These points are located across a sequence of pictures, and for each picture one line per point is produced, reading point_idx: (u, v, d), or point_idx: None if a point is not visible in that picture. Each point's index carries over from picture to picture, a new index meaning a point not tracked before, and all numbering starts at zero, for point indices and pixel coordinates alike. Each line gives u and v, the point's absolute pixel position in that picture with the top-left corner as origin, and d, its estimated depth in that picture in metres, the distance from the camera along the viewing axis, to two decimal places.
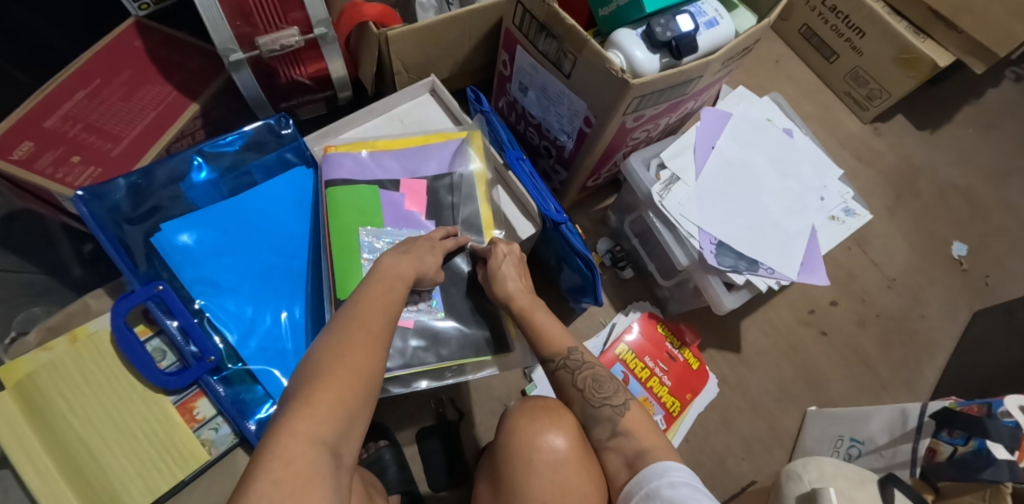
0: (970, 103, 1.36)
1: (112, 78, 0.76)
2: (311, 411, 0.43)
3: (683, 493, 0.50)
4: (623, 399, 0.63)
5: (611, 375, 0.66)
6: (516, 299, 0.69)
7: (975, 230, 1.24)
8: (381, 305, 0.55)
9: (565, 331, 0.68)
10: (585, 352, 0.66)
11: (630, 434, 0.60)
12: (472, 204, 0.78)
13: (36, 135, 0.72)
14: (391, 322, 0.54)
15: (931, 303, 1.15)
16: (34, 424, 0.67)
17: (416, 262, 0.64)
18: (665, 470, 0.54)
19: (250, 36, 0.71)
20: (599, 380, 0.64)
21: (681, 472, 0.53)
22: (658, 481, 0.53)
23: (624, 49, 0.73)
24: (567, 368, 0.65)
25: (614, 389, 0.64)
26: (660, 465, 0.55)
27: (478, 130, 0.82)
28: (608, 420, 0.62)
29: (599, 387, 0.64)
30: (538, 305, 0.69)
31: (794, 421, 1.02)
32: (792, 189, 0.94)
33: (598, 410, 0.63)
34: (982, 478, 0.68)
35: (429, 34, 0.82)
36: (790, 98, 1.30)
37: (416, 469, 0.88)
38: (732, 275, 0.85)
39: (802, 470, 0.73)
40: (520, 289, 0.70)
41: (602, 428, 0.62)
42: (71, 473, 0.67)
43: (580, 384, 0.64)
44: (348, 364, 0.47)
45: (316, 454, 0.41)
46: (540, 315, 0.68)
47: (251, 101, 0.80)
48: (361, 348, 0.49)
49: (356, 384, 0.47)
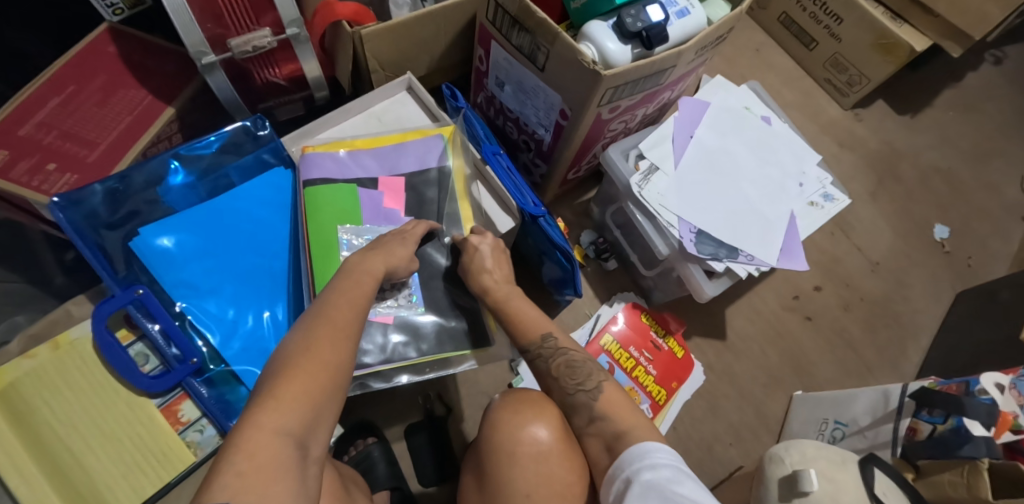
0: (951, 86, 1.37)
1: (87, 84, 0.76)
2: (275, 404, 0.44)
3: (665, 476, 0.49)
4: (596, 383, 0.62)
5: (586, 359, 0.65)
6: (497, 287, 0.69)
7: (957, 212, 1.25)
8: (359, 305, 0.56)
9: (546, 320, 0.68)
10: (559, 339, 0.66)
11: (606, 418, 0.59)
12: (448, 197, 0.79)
13: (10, 143, 0.71)
14: (360, 320, 0.55)
15: (914, 286, 1.17)
16: (20, 432, 0.67)
17: (385, 257, 0.64)
18: (647, 453, 0.52)
19: (223, 38, 0.71)
20: (573, 366, 0.64)
21: (663, 453, 0.52)
22: (638, 465, 0.51)
23: (596, 41, 0.73)
24: (541, 357, 0.65)
25: (588, 374, 0.63)
26: (643, 447, 0.53)
27: (453, 125, 0.83)
28: (584, 406, 0.61)
29: (572, 374, 0.63)
30: (520, 297, 0.69)
31: (780, 406, 1.03)
32: (771, 176, 0.95)
33: (573, 398, 0.62)
34: (961, 454, 0.68)
35: (404, 33, 0.82)
36: (771, 86, 1.30)
37: (405, 465, 0.89)
38: (712, 263, 0.86)
39: (784, 453, 0.75)
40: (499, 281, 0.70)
41: (579, 414, 0.61)
42: (58, 479, 0.67)
43: (555, 372, 0.64)
44: (315, 358, 0.48)
45: (281, 445, 0.41)
46: (521, 304, 0.68)
47: (226, 103, 0.80)
48: (333, 340, 0.50)
49: (322, 377, 0.47)
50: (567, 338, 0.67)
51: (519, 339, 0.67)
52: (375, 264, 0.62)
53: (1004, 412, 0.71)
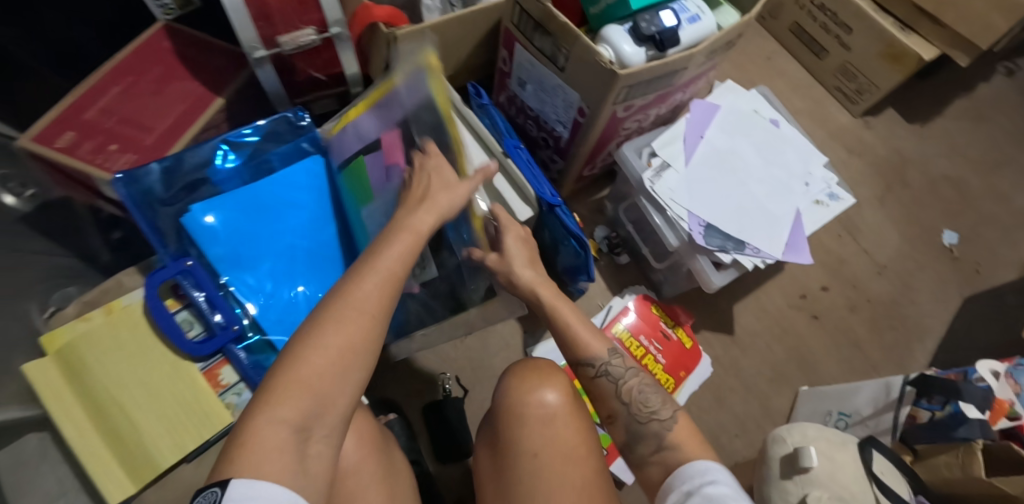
0: (961, 97, 1.41)
1: (143, 75, 0.83)
2: (285, 391, 0.44)
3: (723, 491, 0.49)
4: (670, 412, 0.60)
5: (655, 384, 0.64)
6: (541, 289, 0.70)
7: (966, 219, 1.28)
8: (388, 272, 0.52)
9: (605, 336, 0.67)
10: (627, 357, 0.65)
11: (676, 447, 0.57)
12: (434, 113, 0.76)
13: (76, 126, 0.78)
14: (388, 287, 0.51)
15: (921, 290, 1.20)
16: (75, 386, 0.74)
17: (433, 210, 0.61)
18: (703, 471, 0.52)
19: (272, 36, 0.78)
20: (644, 392, 0.62)
21: (719, 472, 0.51)
22: (698, 480, 0.51)
23: (613, 43, 0.79)
24: (609, 375, 0.63)
25: (660, 401, 0.61)
26: (694, 467, 0.53)
27: (432, 51, 0.71)
28: (653, 435, 0.59)
29: (642, 399, 0.61)
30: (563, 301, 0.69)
31: (786, 400, 1.06)
32: (778, 176, 0.99)
33: (643, 426, 0.60)
34: (957, 435, 0.73)
35: (434, 34, 0.88)
36: (781, 93, 1.35)
37: (424, 441, 0.94)
38: (720, 254, 0.90)
39: (786, 433, 0.77)
40: (545, 283, 0.71)
41: (646, 443, 0.59)
42: (107, 431, 0.73)
43: (625, 396, 0.62)
44: (326, 339, 0.46)
45: (278, 434, 0.42)
46: (565, 311, 0.68)
47: (271, 93, 0.87)
48: (354, 320, 0.48)
49: (329, 358, 0.46)
50: (631, 358, 0.66)
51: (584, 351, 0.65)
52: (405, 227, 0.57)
53: (999, 398, 0.75)
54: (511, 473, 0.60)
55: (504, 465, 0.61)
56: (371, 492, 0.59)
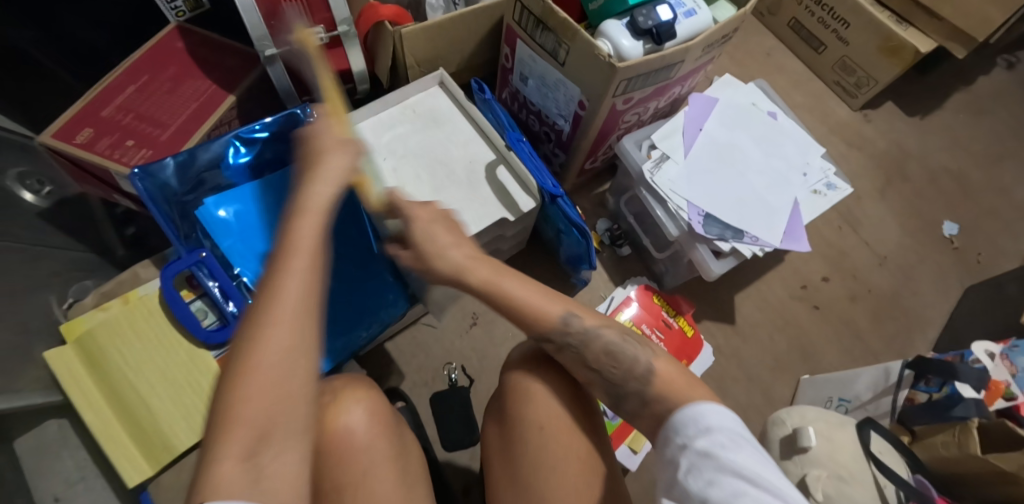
0: (961, 90, 1.43)
1: (159, 74, 0.86)
2: (235, 430, 0.40)
3: (720, 441, 0.49)
4: (645, 368, 0.59)
5: (624, 337, 0.62)
6: (472, 269, 0.61)
7: (967, 210, 1.29)
8: (306, 266, 0.46)
9: (560, 299, 0.63)
10: (584, 318, 0.62)
11: (660, 400, 0.57)
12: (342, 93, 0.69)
13: (94, 123, 0.81)
14: (307, 279, 0.45)
15: (922, 280, 1.21)
16: (95, 373, 0.77)
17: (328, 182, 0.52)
18: (698, 416, 0.52)
19: (282, 34, 0.80)
20: (613, 352, 0.61)
21: (717, 415, 0.51)
22: (692, 428, 0.51)
23: (612, 38, 0.82)
24: (571, 346, 0.61)
25: (633, 359, 0.60)
26: (693, 411, 0.53)
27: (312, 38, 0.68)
28: (635, 394, 0.59)
29: (614, 360, 0.61)
30: (507, 272, 0.62)
31: (788, 389, 1.08)
32: (776, 167, 1.01)
33: (623, 387, 0.60)
34: (953, 415, 0.75)
35: (438, 32, 0.91)
36: (780, 88, 1.37)
37: (432, 430, 0.96)
38: (719, 243, 0.92)
39: (785, 415, 0.79)
40: (474, 261, 0.62)
41: (630, 401, 0.60)
42: (127, 417, 0.76)
43: (594, 360, 0.61)
44: (265, 359, 0.42)
45: (230, 473, 0.38)
46: (511, 283, 0.62)
47: (282, 92, 0.88)
48: (284, 329, 0.43)
49: (263, 378, 0.41)
50: (593, 314, 0.63)
51: (539, 326, 0.61)
52: (311, 210, 0.49)
53: (996, 380, 0.76)
54: (519, 446, 0.61)
55: (510, 438, 0.63)
56: (384, 468, 0.59)
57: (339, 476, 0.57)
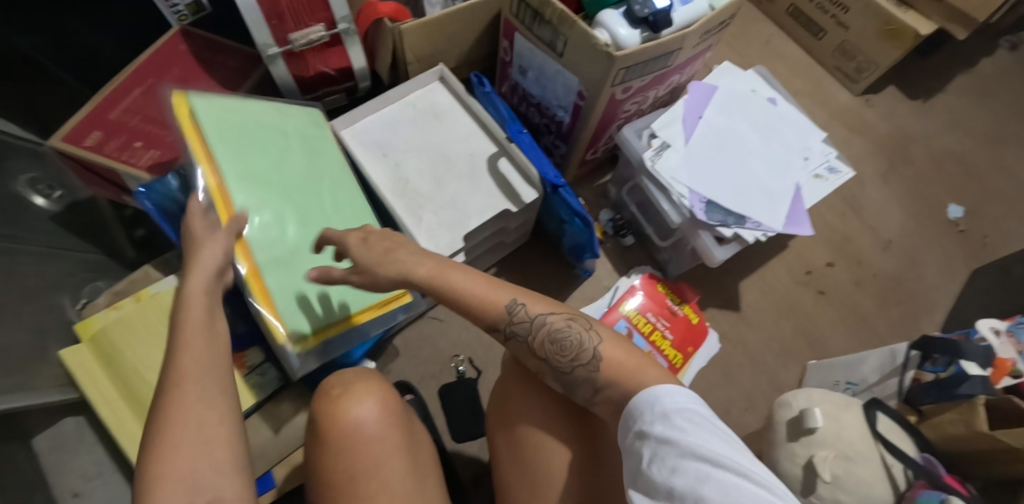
0: (963, 73, 1.42)
1: (164, 76, 0.88)
2: (156, 486, 0.41)
3: (678, 425, 0.46)
4: (590, 354, 0.58)
5: (567, 321, 0.61)
6: (416, 267, 0.60)
7: (972, 193, 1.29)
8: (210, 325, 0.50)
9: (501, 288, 0.62)
10: (526, 305, 0.60)
11: (609, 385, 0.56)
12: (229, 154, 0.73)
13: (102, 126, 0.83)
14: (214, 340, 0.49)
15: (926, 263, 1.21)
16: (110, 369, 0.78)
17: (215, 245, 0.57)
18: (658, 399, 0.50)
19: (284, 33, 0.81)
20: (557, 339, 0.60)
21: (676, 397, 0.49)
22: (650, 414, 0.49)
23: (609, 28, 0.82)
24: (517, 335, 0.60)
25: (578, 345, 0.59)
26: (651, 394, 0.50)
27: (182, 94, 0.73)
28: (585, 381, 0.58)
29: (561, 348, 0.59)
30: (452, 266, 0.62)
31: (793, 374, 1.08)
32: (777, 152, 1.01)
33: (571, 375, 0.59)
34: (960, 393, 0.75)
35: (436, 27, 0.92)
36: (781, 75, 1.37)
37: (440, 421, 0.97)
38: (721, 229, 0.92)
39: (792, 398, 0.79)
40: (419, 260, 0.61)
41: (581, 390, 0.58)
42: (140, 412, 0.77)
43: (541, 350, 0.60)
44: (182, 416, 0.44)
45: None
46: (457, 278, 0.61)
47: (285, 90, 0.91)
48: (194, 384, 0.46)
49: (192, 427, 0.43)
50: (535, 300, 0.61)
51: (481, 318, 0.61)
52: (197, 281, 0.52)
53: (1001, 358, 0.76)
54: (523, 442, 0.63)
55: (512, 433, 0.64)
56: (395, 460, 0.59)
57: (351, 464, 0.58)
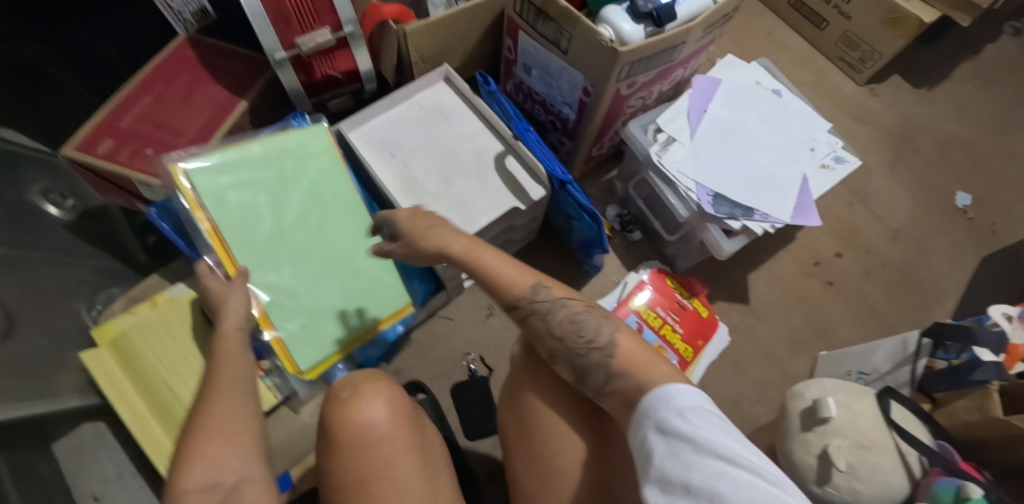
0: (967, 59, 1.42)
1: (172, 83, 0.89)
2: (192, 461, 0.47)
3: (695, 423, 0.46)
4: (607, 338, 0.60)
5: (587, 309, 0.64)
6: (451, 243, 0.67)
7: (979, 180, 1.28)
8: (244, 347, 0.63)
9: (526, 271, 0.66)
10: (552, 288, 0.64)
11: (623, 374, 0.56)
12: (229, 219, 0.81)
13: (114, 134, 0.84)
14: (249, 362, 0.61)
15: (935, 252, 1.20)
16: (129, 374, 0.79)
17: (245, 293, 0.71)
18: (672, 398, 0.49)
19: (290, 37, 0.82)
20: (576, 321, 0.63)
21: (690, 396, 0.49)
22: (666, 411, 0.49)
23: (613, 24, 0.82)
24: (536, 313, 0.63)
25: (597, 328, 0.61)
26: (667, 392, 0.50)
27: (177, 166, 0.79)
28: (599, 365, 0.58)
29: (581, 330, 0.62)
30: (483, 247, 0.67)
31: (805, 366, 1.08)
32: (783, 144, 1.01)
33: (585, 358, 0.60)
34: (974, 380, 0.75)
35: (440, 27, 0.93)
36: (784, 67, 1.37)
37: (452, 420, 0.98)
38: (729, 222, 0.92)
39: (805, 389, 0.79)
40: (455, 237, 0.68)
41: (594, 376, 0.58)
42: (162, 414, 0.78)
43: (559, 330, 0.63)
44: (215, 409, 0.51)
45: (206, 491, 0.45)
46: (487, 258, 0.66)
47: (292, 95, 0.91)
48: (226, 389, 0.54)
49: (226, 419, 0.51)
50: (558, 286, 0.66)
51: (504, 295, 0.65)
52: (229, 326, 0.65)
53: (1014, 343, 0.77)
54: (534, 434, 0.63)
55: (523, 423, 0.65)
56: (407, 460, 0.59)
57: (361, 465, 0.58)
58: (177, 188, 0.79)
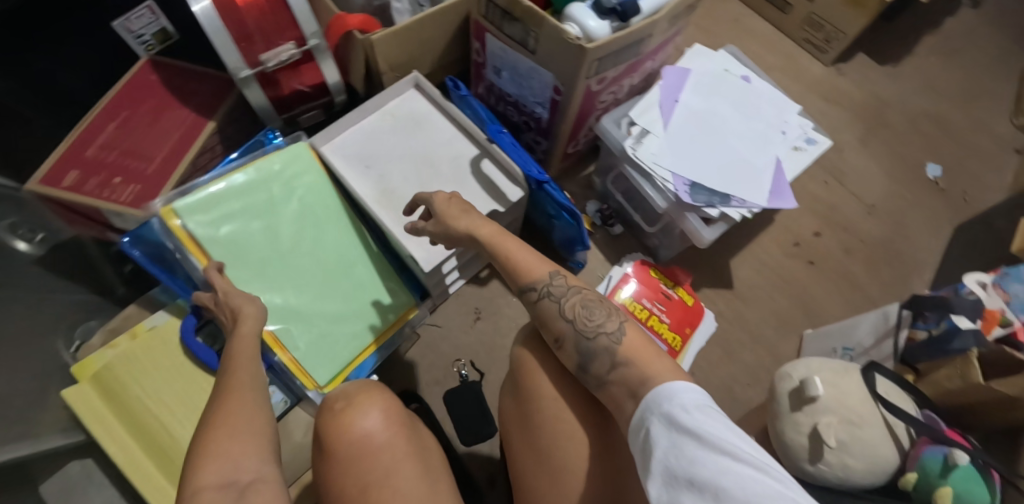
0: (929, 34, 1.44)
1: (137, 108, 0.87)
2: (211, 457, 0.48)
3: (697, 417, 0.47)
4: (616, 324, 0.61)
5: (601, 300, 0.65)
6: (480, 227, 0.68)
7: (949, 151, 1.31)
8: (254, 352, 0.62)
9: (545, 261, 0.68)
10: (568, 276, 0.66)
11: (629, 363, 0.57)
12: (225, 249, 0.85)
13: (80, 164, 0.82)
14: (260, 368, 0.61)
15: (911, 224, 1.22)
16: (113, 406, 0.78)
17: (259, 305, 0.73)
18: (669, 396, 0.50)
19: (254, 54, 0.81)
20: (589, 306, 0.63)
21: (691, 393, 0.50)
22: (669, 405, 0.50)
23: (578, 21, 0.82)
24: (550, 295, 0.65)
25: (606, 314, 0.62)
26: (665, 389, 0.51)
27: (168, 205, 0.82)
28: (605, 351, 0.59)
29: (587, 314, 0.63)
30: (505, 236, 0.69)
31: (792, 346, 1.09)
32: (756, 129, 1.02)
33: (592, 341, 0.60)
34: (953, 348, 0.77)
35: (407, 34, 0.92)
36: (752, 52, 1.38)
37: (448, 427, 0.97)
38: (707, 210, 0.93)
39: (792, 370, 0.80)
40: (485, 222, 0.69)
41: (599, 361, 0.59)
42: (151, 445, 0.77)
43: (570, 313, 0.63)
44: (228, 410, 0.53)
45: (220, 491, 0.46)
46: (512, 245, 0.68)
47: (261, 112, 0.90)
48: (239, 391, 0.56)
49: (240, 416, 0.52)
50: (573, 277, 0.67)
51: (521, 277, 0.67)
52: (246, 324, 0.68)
53: (990, 308, 0.80)
54: (536, 422, 0.63)
55: (524, 414, 0.65)
56: (407, 466, 0.57)
57: (362, 477, 0.56)
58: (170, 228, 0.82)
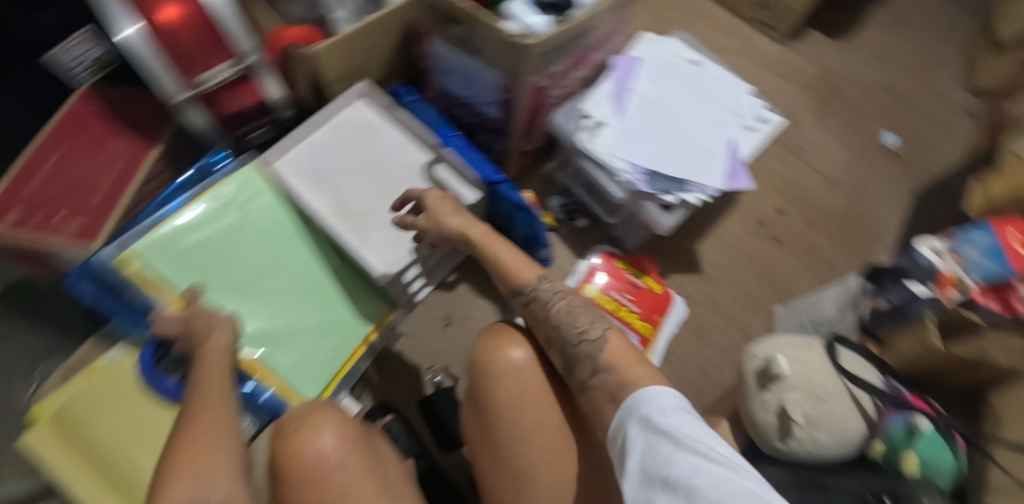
0: (876, 4, 1.46)
1: (77, 140, 0.85)
2: (176, 480, 0.50)
3: (675, 422, 0.47)
4: (601, 331, 0.59)
5: (586, 305, 0.63)
6: (471, 227, 0.70)
7: (904, 119, 1.32)
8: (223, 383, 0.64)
9: (532, 264, 0.67)
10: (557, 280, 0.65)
11: (611, 369, 0.56)
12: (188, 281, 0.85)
13: (20, 202, 0.80)
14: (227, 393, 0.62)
15: (872, 194, 1.23)
16: (75, 449, 0.77)
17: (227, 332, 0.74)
18: (649, 399, 0.50)
19: (189, 76, 0.79)
20: (573, 312, 0.62)
21: (669, 397, 0.50)
22: (648, 409, 0.49)
23: (516, 19, 0.83)
24: (537, 299, 0.64)
25: (591, 321, 0.61)
26: (644, 392, 0.51)
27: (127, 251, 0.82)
28: (588, 357, 0.57)
29: (573, 320, 0.61)
30: (496, 236, 0.70)
31: (763, 323, 1.10)
32: (710, 112, 1.03)
33: (577, 348, 0.59)
34: (913, 313, 0.80)
35: (350, 44, 0.90)
36: (704, 35, 1.39)
37: (424, 435, 0.97)
38: (664, 196, 0.93)
39: (757, 349, 0.80)
40: (477, 223, 0.71)
41: (583, 367, 0.57)
42: (119, 484, 0.77)
43: (556, 319, 0.62)
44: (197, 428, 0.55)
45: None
46: (499, 244, 0.69)
47: (203, 133, 0.89)
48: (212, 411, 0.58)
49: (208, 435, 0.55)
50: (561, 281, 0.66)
51: (512, 279, 0.66)
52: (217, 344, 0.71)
53: (942, 271, 0.76)
54: (496, 430, 0.62)
55: (483, 421, 0.64)
56: (362, 484, 0.57)
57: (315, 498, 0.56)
58: (129, 273, 0.81)
